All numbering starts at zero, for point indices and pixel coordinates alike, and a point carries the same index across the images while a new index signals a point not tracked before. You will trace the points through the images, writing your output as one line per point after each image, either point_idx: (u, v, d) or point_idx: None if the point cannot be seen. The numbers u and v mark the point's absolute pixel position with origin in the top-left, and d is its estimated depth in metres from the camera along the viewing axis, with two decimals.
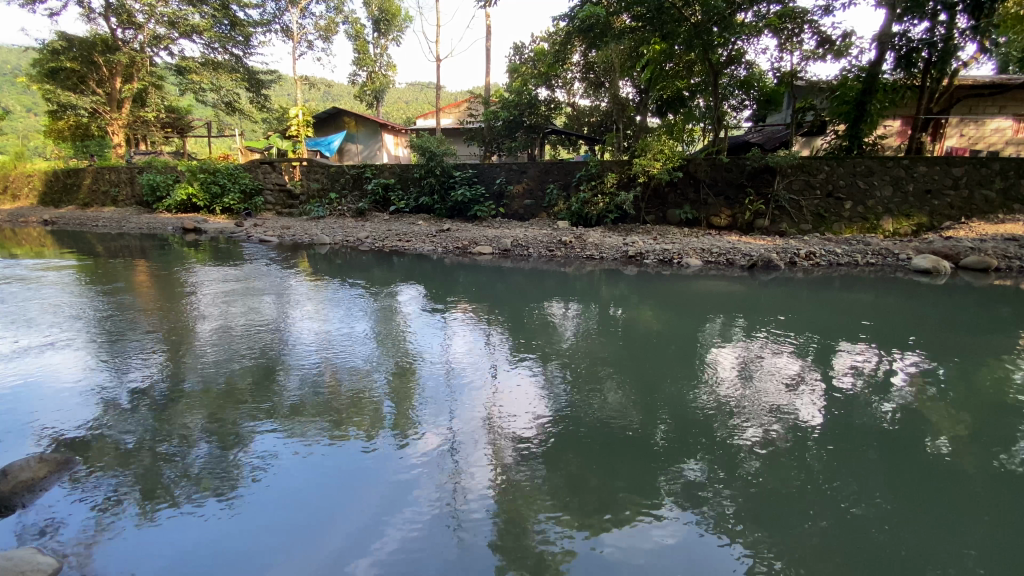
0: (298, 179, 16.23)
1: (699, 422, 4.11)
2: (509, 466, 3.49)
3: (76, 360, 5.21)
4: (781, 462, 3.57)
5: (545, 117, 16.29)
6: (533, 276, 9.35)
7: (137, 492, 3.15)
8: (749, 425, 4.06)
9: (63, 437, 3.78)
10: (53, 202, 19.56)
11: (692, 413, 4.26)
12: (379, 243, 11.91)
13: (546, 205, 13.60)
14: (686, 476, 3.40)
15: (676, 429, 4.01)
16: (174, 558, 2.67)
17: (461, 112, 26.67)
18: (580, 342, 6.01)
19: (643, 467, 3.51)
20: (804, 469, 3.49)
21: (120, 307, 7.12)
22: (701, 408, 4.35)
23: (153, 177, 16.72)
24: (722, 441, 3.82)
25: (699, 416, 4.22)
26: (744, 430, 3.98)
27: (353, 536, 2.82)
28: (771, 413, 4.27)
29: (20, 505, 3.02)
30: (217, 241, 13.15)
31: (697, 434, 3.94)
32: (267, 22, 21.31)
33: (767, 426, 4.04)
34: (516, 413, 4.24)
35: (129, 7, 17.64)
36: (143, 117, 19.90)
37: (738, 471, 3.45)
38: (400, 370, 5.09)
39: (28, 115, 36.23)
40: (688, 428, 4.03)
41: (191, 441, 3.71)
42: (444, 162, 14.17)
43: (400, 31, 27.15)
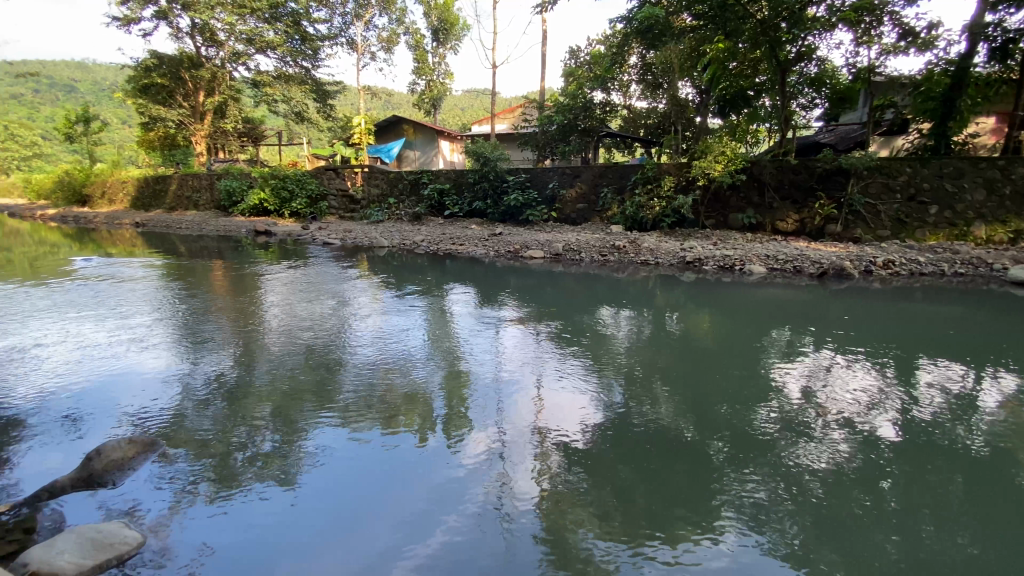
0: (360, 185, 16.93)
1: (760, 437, 3.87)
2: (556, 472, 3.39)
3: (158, 351, 5.63)
4: (848, 484, 3.29)
5: (600, 120, 15.99)
6: (586, 280, 9.21)
7: (211, 474, 3.33)
8: (813, 442, 3.79)
9: (146, 420, 4.07)
10: (143, 206, 21.42)
11: (749, 428, 4.01)
12: (434, 246, 12.18)
13: (600, 209, 13.35)
14: (746, 493, 3.19)
15: (735, 443, 3.79)
16: (234, 542, 2.75)
17: (517, 117, 26.59)
18: (631, 349, 5.81)
19: (699, 481, 3.32)
20: (875, 493, 3.22)
21: (197, 303, 7.68)
22: (760, 423, 4.09)
23: (230, 184, 17.98)
24: (782, 458, 3.57)
25: (760, 430, 3.97)
26: (809, 449, 3.70)
27: (401, 533, 2.81)
28: (836, 431, 3.97)
29: (112, 481, 3.25)
30: (285, 243, 13.90)
31: (755, 448, 3.71)
32: (334, 36, 22.36)
33: (833, 445, 3.74)
34: (565, 418, 4.15)
35: (212, 26, 18.95)
36: (223, 128, 21.42)
37: (800, 490, 3.22)
38: (451, 371, 5.11)
39: (123, 127, 40.15)
40: (748, 443, 3.79)
41: (256, 431, 3.88)
42: (498, 167, 14.27)
43: (458, 40, 27.67)
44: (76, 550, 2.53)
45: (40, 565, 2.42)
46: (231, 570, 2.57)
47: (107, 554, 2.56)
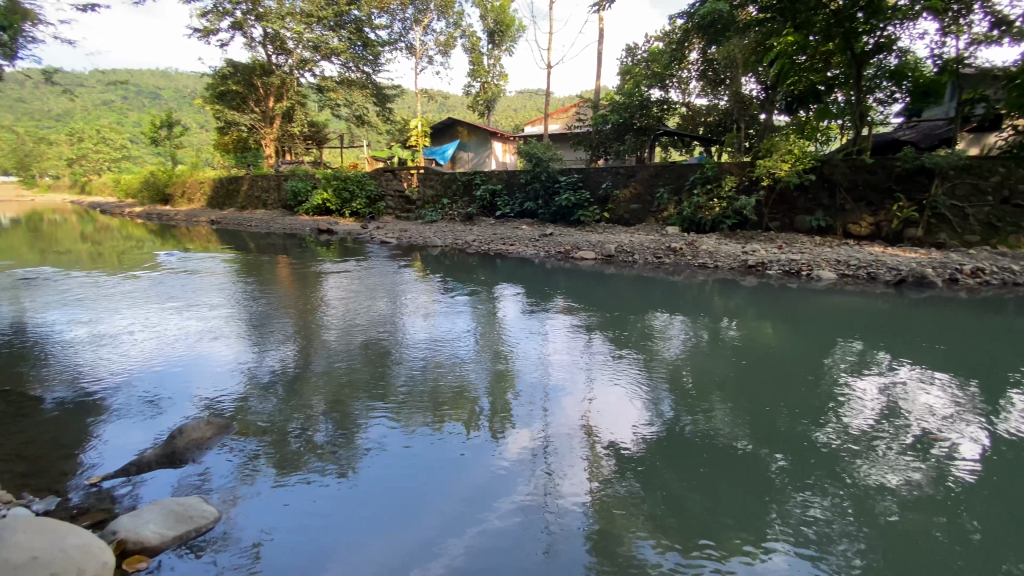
0: (415, 185, 17.36)
1: (823, 452, 3.60)
2: (604, 478, 3.27)
3: (228, 340, 5.98)
4: (924, 509, 2.99)
5: (657, 119, 15.49)
6: (638, 282, 8.96)
7: (270, 456, 3.49)
8: (886, 461, 3.47)
9: (216, 404, 4.32)
10: (218, 206, 22.98)
11: (813, 442, 3.74)
12: (485, 246, 12.28)
13: (655, 210, 12.96)
14: (806, 510, 2.96)
15: (795, 457, 3.55)
16: (287, 522, 2.84)
17: (571, 117, 26.24)
18: (685, 354, 5.58)
19: (755, 495, 3.12)
20: (956, 521, 2.90)
21: (264, 296, 8.13)
22: (824, 437, 3.81)
23: (296, 185, 18.93)
24: (848, 475, 3.31)
25: (825, 445, 3.70)
26: (880, 467, 3.40)
27: (445, 526, 2.81)
28: (912, 451, 3.62)
29: (192, 459, 3.45)
30: (344, 241, 14.48)
31: (817, 464, 3.45)
32: (394, 41, 23.02)
33: (909, 466, 3.42)
34: (615, 423, 4.01)
35: (282, 36, 20.04)
36: (290, 132, 22.62)
37: (868, 510, 2.97)
38: (499, 370, 5.09)
39: (201, 132, 43.26)
40: (810, 458, 3.54)
41: (313, 420, 4.01)
42: (550, 167, 14.19)
43: (513, 41, 27.79)
44: (160, 521, 2.70)
45: (128, 534, 2.60)
46: (286, 549, 2.65)
47: (186, 527, 2.72)
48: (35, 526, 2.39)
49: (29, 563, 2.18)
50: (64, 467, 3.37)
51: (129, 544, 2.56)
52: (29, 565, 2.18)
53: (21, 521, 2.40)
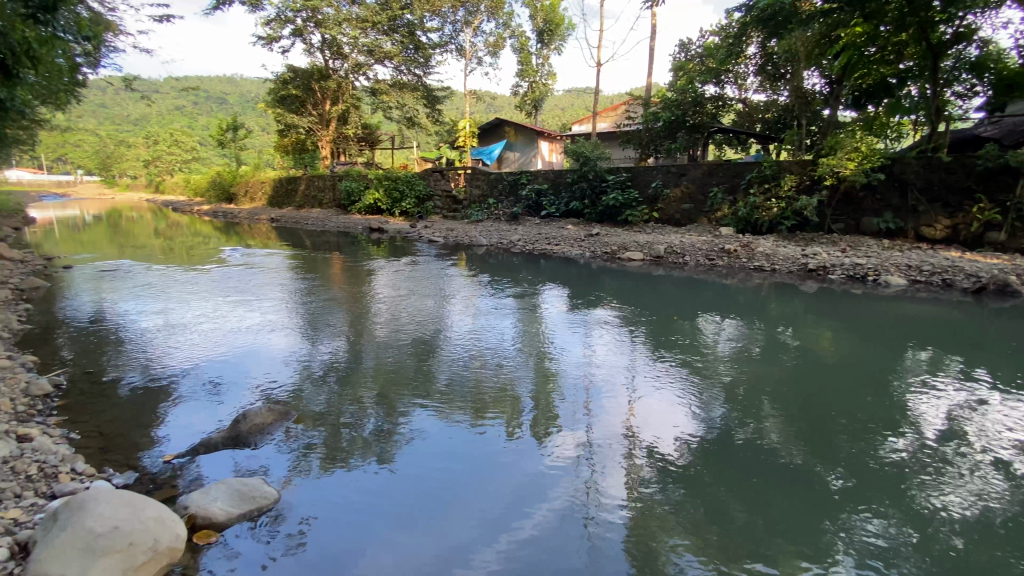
0: (462, 185, 17.57)
1: (887, 473, 3.32)
2: (647, 484, 3.16)
3: (283, 333, 6.25)
4: (1003, 541, 2.72)
5: (711, 116, 14.92)
6: (687, 285, 8.66)
7: (320, 445, 3.59)
8: (960, 485, 3.18)
9: (272, 393, 4.51)
10: (278, 204, 24.17)
11: (876, 460, 3.48)
12: (530, 245, 12.25)
13: (707, 210, 12.50)
14: (865, 534, 2.74)
15: (856, 474, 3.31)
16: (333, 508, 2.92)
17: (620, 115, 25.71)
18: (737, 361, 5.33)
19: (810, 513, 2.92)
20: None
21: (317, 291, 8.45)
22: (888, 455, 3.54)
23: (349, 185, 19.60)
24: (915, 498, 3.06)
25: (889, 464, 3.43)
26: (952, 492, 3.12)
27: (484, 525, 2.79)
28: (990, 475, 3.30)
29: (254, 442, 3.61)
30: (393, 239, 14.86)
31: (879, 485, 3.20)
32: (444, 43, 23.38)
33: (987, 492, 3.11)
34: (661, 429, 3.87)
35: (339, 42, 20.78)
36: (345, 134, 23.44)
37: (936, 538, 2.73)
38: (542, 371, 5.03)
39: (263, 134, 45.59)
40: (872, 476, 3.29)
41: (360, 411, 4.11)
42: (598, 166, 13.98)
43: (563, 39, 27.59)
44: (226, 499, 2.84)
45: (198, 509, 2.74)
46: (331, 534, 2.71)
47: (249, 506, 2.84)
48: (118, 497, 2.45)
49: (110, 534, 2.26)
50: (137, 445, 3.60)
51: (198, 518, 2.71)
52: (110, 536, 2.26)
53: (106, 492, 2.46)
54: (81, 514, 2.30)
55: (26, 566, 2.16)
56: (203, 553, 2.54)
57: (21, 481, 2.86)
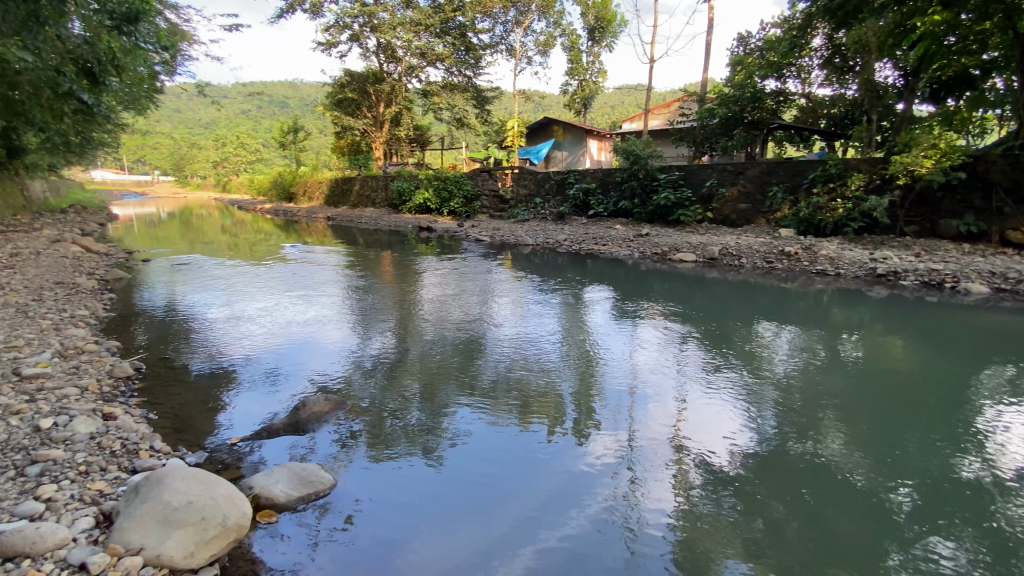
0: (509, 185, 17.65)
1: (964, 495, 3.05)
2: (695, 492, 3.05)
3: (336, 326, 6.49)
4: None
5: (771, 112, 14.22)
6: (741, 288, 8.30)
7: (369, 435, 3.68)
8: None
9: (324, 383, 4.69)
10: (333, 204, 25.19)
11: (951, 481, 3.20)
12: (577, 245, 12.14)
13: (766, 210, 11.93)
14: (936, 561, 2.54)
15: (927, 496, 3.06)
16: (380, 497, 2.98)
17: (673, 113, 25.01)
18: (794, 369, 5.06)
19: (874, 534, 2.73)
20: None
21: (368, 287, 8.73)
22: (965, 476, 3.24)
23: (401, 185, 20.13)
24: (995, 525, 2.79)
25: (966, 485, 3.15)
26: None
27: (524, 523, 2.77)
28: None
29: (312, 429, 3.76)
30: (441, 238, 15.13)
31: (953, 507, 2.95)
32: (495, 44, 23.56)
33: None
34: (709, 436, 3.71)
35: (393, 46, 21.42)
36: (397, 135, 24.10)
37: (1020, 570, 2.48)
38: (586, 372, 4.96)
39: (321, 136, 47.62)
40: (946, 499, 3.03)
41: (407, 405, 4.18)
42: (649, 165, 13.68)
43: (614, 36, 27.16)
44: (287, 482, 2.96)
45: (261, 489, 2.87)
46: (378, 523, 2.77)
47: (307, 489, 2.95)
48: (192, 473, 2.59)
49: (185, 508, 2.40)
50: (203, 427, 3.83)
51: (261, 499, 2.83)
52: (185, 509, 2.40)
53: (180, 468, 2.61)
54: (160, 488, 2.45)
55: (111, 534, 2.31)
56: (263, 531, 2.66)
57: (107, 455, 3.08)
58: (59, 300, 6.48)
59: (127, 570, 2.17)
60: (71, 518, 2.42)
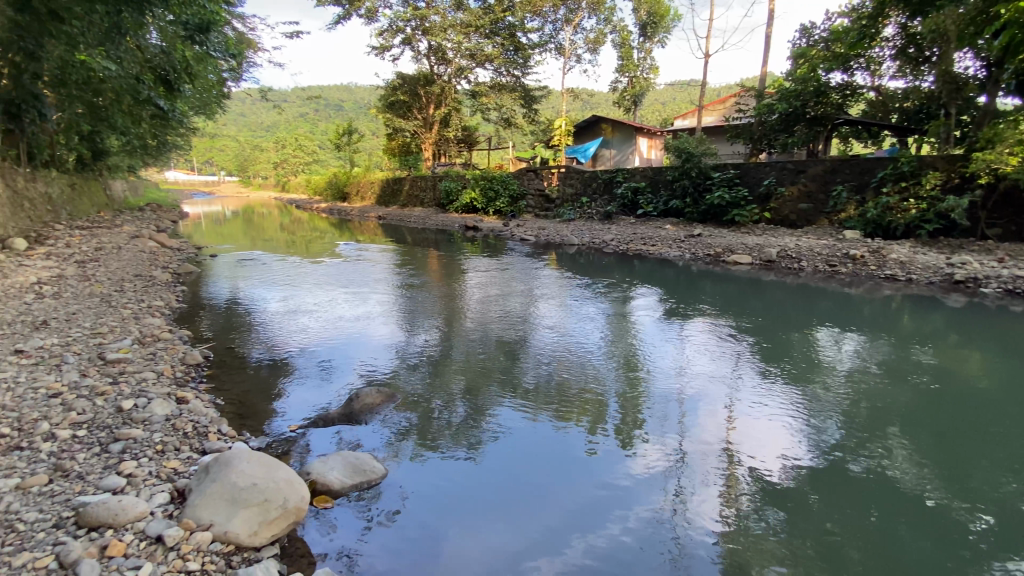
0: (556, 184, 17.58)
1: None
2: (745, 505, 2.93)
3: (385, 322, 6.68)
4: None
5: (837, 106, 13.41)
6: (798, 293, 7.90)
7: (418, 429, 3.78)
8: None
9: (373, 377, 4.84)
10: (384, 203, 25.95)
11: None
12: (624, 245, 11.94)
13: (829, 210, 11.30)
14: None
15: (1009, 524, 2.80)
16: (426, 491, 3.04)
17: (728, 108, 24.10)
18: (857, 379, 4.76)
19: (943, 560, 2.54)
20: None
21: (416, 284, 8.95)
22: None
23: (448, 184, 20.47)
24: None
25: None
26: None
27: (568, 526, 2.76)
28: None
29: (365, 420, 3.90)
30: (487, 237, 15.28)
31: None
32: (544, 43, 23.51)
33: None
34: (761, 448, 3.56)
35: (444, 48, 21.82)
36: (446, 136, 24.51)
37: None
38: (632, 376, 4.87)
39: (373, 137, 49.13)
40: None
41: (455, 401, 4.25)
42: (702, 163, 13.27)
43: (667, 32, 26.50)
44: (341, 470, 3.08)
45: (318, 475, 3.00)
46: (424, 515, 2.83)
47: (361, 478, 3.06)
48: (256, 457, 2.75)
49: (250, 489, 2.54)
50: (263, 414, 4.04)
51: (318, 484, 2.96)
52: (250, 490, 2.54)
53: (245, 452, 2.77)
54: (228, 470, 2.60)
55: (184, 510, 2.48)
56: (319, 515, 2.78)
57: (181, 436, 3.31)
58: (138, 291, 7.03)
59: (198, 545, 2.32)
60: (149, 494, 2.61)
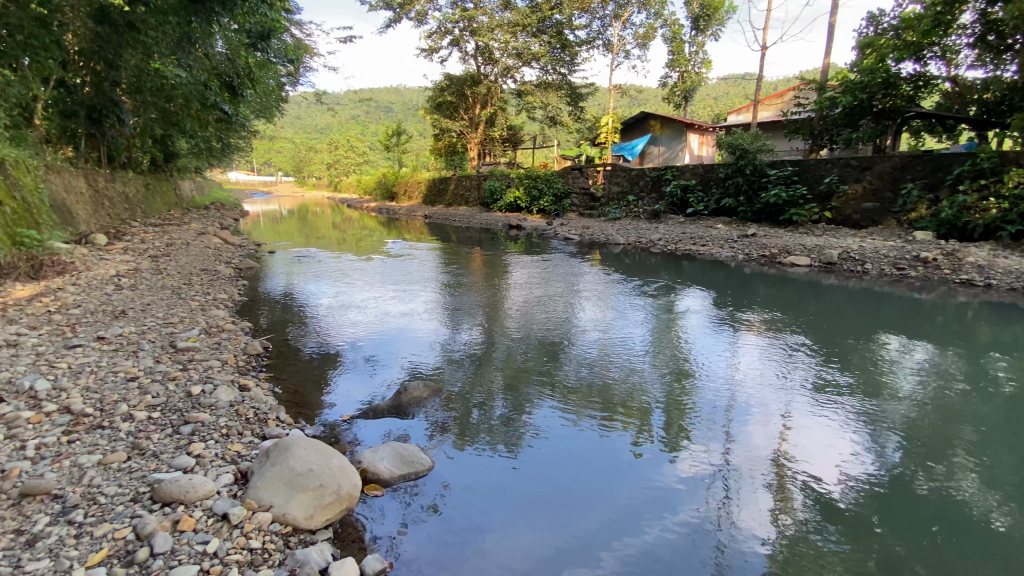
0: (602, 183, 17.36)
1: None
2: (797, 518, 2.80)
3: (429, 318, 6.82)
4: None
5: (908, 99, 12.47)
6: (860, 297, 7.45)
7: (463, 424, 3.84)
8: None
9: (417, 371, 4.95)
10: (430, 202, 26.46)
11: None
12: (672, 245, 11.65)
13: (898, 209, 10.59)
14: None
15: None
16: (468, 485, 3.08)
17: (786, 103, 22.99)
18: (925, 391, 4.45)
19: None
20: None
21: (460, 282, 9.09)
22: None
23: (493, 184, 20.61)
24: None
25: None
26: None
27: (610, 527, 2.73)
28: None
29: (413, 413, 4.01)
30: (531, 236, 15.29)
31: None
32: (591, 40, 23.22)
33: None
34: (816, 459, 3.39)
35: (491, 48, 22.02)
36: (491, 135, 24.68)
37: None
38: (677, 380, 4.75)
39: (420, 137, 50.18)
40: None
41: (499, 398, 4.29)
42: (757, 160, 12.75)
43: (721, 24, 25.60)
44: (390, 460, 3.17)
45: (369, 464, 3.11)
46: (466, 508, 2.87)
47: (409, 469, 3.14)
48: (312, 444, 2.88)
49: (308, 475, 2.67)
50: (315, 404, 4.22)
51: (369, 473, 3.06)
52: (307, 476, 2.67)
53: (303, 439, 2.91)
54: (287, 455, 2.74)
55: (247, 491, 2.63)
56: (369, 502, 2.89)
57: (243, 422, 3.50)
58: (204, 284, 7.50)
59: (259, 525, 2.45)
60: (216, 474, 2.78)
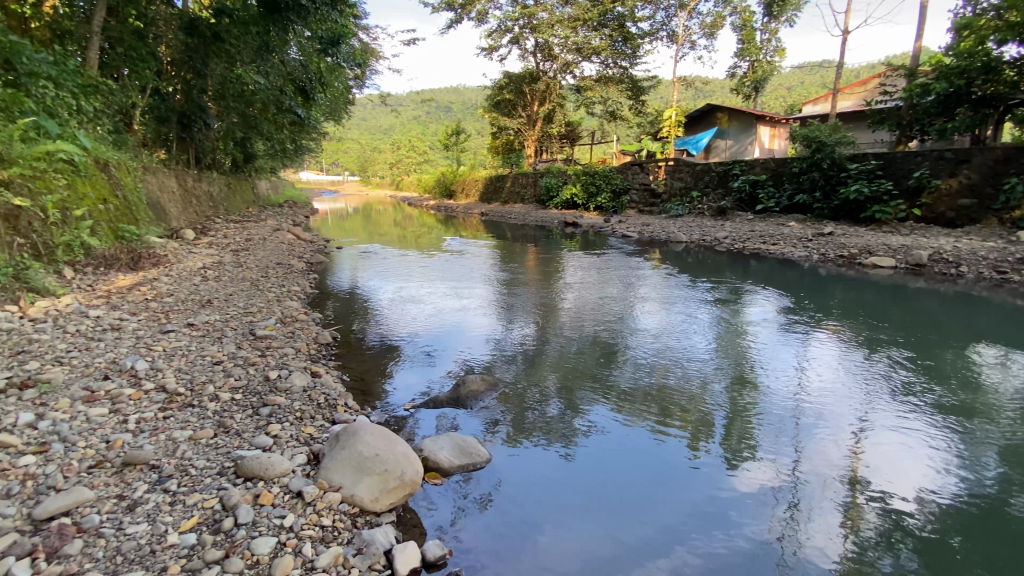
0: (663, 179, 16.86)
1: None
2: (873, 539, 2.61)
3: (485, 315, 6.92)
4: None
5: (1012, 85, 11.07)
6: (954, 303, 6.78)
7: (519, 420, 3.88)
8: None
9: (472, 365, 5.05)
10: (487, 200, 26.78)
11: None
12: (738, 243, 11.14)
13: (1000, 206, 9.53)
14: None
15: None
16: (522, 480, 3.11)
17: (870, 91, 21.29)
18: None
19: None
20: None
21: (516, 279, 9.16)
22: None
23: (550, 180, 20.54)
24: None
25: None
26: None
27: (667, 532, 2.67)
28: None
29: (470, 406, 4.10)
30: (587, 234, 15.12)
31: None
32: (654, 32, 22.53)
33: None
34: (898, 477, 3.13)
35: (551, 45, 21.95)
36: (549, 132, 24.59)
37: None
38: (741, 386, 4.55)
39: (479, 135, 50.87)
40: None
41: (555, 396, 4.29)
42: (836, 153, 11.89)
43: (797, 9, 24.05)
44: (449, 450, 3.26)
45: (429, 453, 3.21)
46: (520, 502, 2.91)
47: (466, 460, 3.22)
48: (378, 430, 3.03)
49: (374, 459, 2.81)
50: (378, 393, 4.41)
51: (429, 462, 3.17)
52: (374, 460, 2.80)
53: (370, 425, 3.06)
54: (355, 439, 2.89)
55: (319, 471, 2.79)
56: (429, 489, 2.99)
57: (315, 406, 3.72)
58: (279, 277, 8.02)
59: (330, 504, 2.60)
60: (290, 454, 2.98)
